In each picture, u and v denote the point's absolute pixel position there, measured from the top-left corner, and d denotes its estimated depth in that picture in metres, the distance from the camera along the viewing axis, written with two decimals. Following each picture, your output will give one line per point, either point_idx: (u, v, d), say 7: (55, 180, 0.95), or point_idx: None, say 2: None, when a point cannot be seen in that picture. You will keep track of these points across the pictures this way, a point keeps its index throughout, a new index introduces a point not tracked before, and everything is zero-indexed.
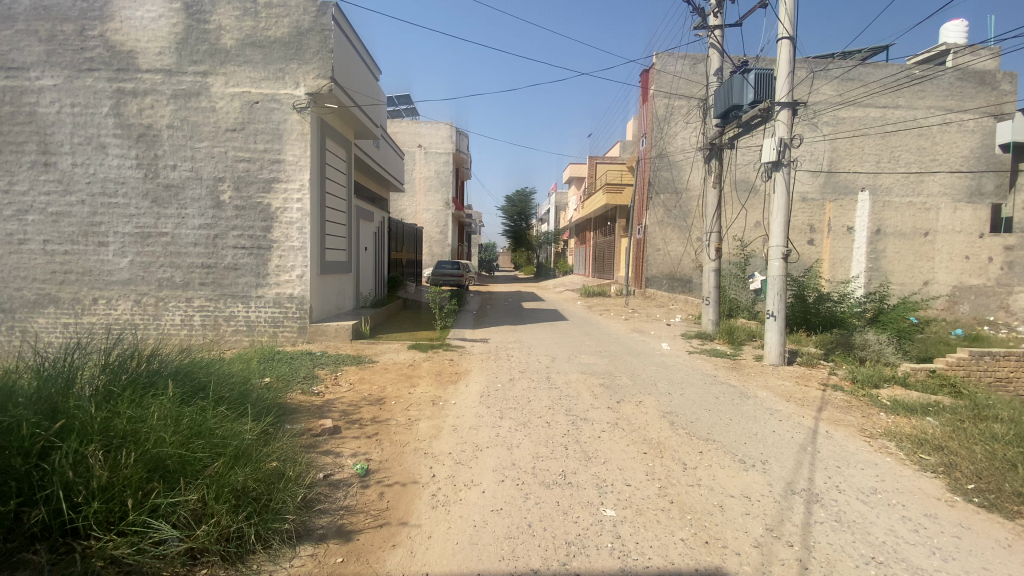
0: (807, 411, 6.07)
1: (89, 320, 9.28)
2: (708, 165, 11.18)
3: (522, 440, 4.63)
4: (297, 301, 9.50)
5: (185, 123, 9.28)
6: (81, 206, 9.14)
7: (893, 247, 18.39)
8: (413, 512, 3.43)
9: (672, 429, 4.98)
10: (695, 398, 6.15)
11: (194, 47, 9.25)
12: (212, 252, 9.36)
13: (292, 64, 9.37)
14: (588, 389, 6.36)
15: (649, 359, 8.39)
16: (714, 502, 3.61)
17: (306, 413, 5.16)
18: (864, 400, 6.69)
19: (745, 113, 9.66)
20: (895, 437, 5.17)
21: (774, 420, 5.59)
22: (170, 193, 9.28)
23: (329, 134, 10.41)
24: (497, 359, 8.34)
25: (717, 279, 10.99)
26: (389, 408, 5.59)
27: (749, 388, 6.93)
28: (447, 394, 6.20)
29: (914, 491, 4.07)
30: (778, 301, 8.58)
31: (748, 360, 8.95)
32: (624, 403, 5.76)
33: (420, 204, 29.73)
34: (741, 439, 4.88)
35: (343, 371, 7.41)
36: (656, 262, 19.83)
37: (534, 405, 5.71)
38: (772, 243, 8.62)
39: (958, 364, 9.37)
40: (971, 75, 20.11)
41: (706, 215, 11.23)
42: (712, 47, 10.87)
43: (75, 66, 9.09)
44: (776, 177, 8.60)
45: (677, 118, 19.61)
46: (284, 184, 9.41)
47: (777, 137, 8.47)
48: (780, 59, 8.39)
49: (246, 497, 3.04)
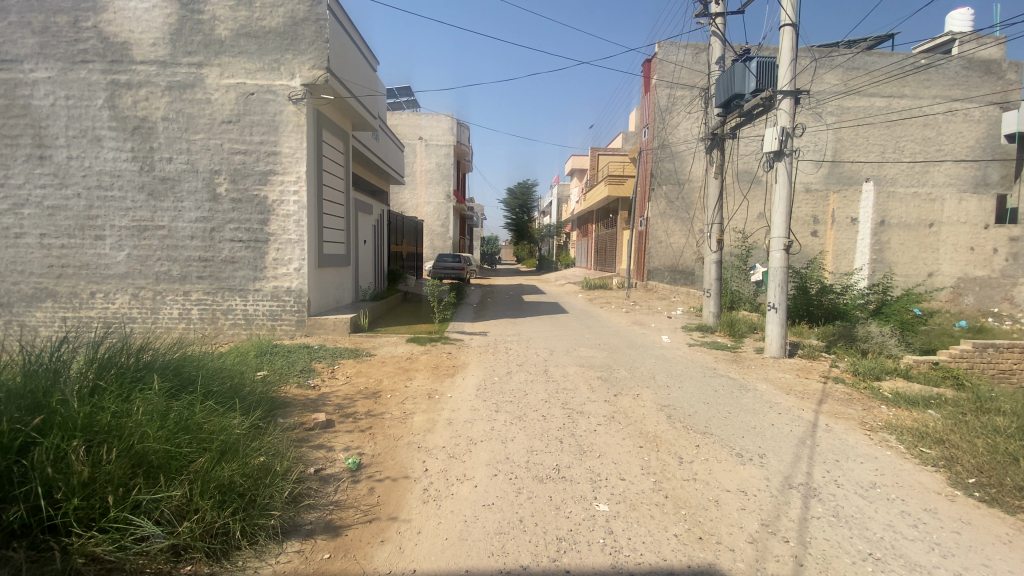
0: (808, 405, 5.99)
1: (87, 314, 9.27)
2: (709, 155, 10.99)
3: (517, 434, 4.58)
4: (295, 295, 9.46)
5: (180, 115, 9.20)
6: (77, 199, 9.09)
7: (897, 238, 19.27)
8: (403, 507, 3.39)
9: (669, 423, 4.91)
10: (694, 391, 6.08)
11: (188, 38, 9.14)
12: (209, 246, 9.32)
13: (287, 55, 9.25)
14: (585, 381, 6.30)
15: (648, 352, 8.31)
16: (710, 497, 3.55)
17: (299, 406, 5.13)
18: (866, 393, 6.61)
19: (747, 102, 9.47)
20: (896, 430, 5.12)
21: (772, 413, 5.53)
22: (167, 185, 9.23)
23: (326, 125, 10.31)
24: (495, 353, 8.27)
25: (718, 271, 10.88)
26: (385, 401, 5.54)
27: (750, 381, 6.86)
28: (444, 387, 6.16)
29: (914, 485, 4.01)
30: (779, 292, 8.48)
31: (748, 352, 8.87)
32: (621, 396, 5.69)
33: (421, 197, 29.65)
34: (739, 432, 4.82)
35: (341, 364, 7.37)
36: (657, 255, 19.73)
37: (531, 398, 5.66)
38: (774, 234, 8.49)
39: (961, 356, 9.31)
40: (977, 63, 19.84)
41: (707, 207, 11.11)
42: (714, 36, 10.69)
43: (70, 58, 9.00)
44: (777, 167, 8.44)
45: (679, 108, 19.40)
46: (281, 176, 9.34)
47: (779, 126, 8.33)
48: (782, 47, 8.24)
49: (234, 492, 3.02)
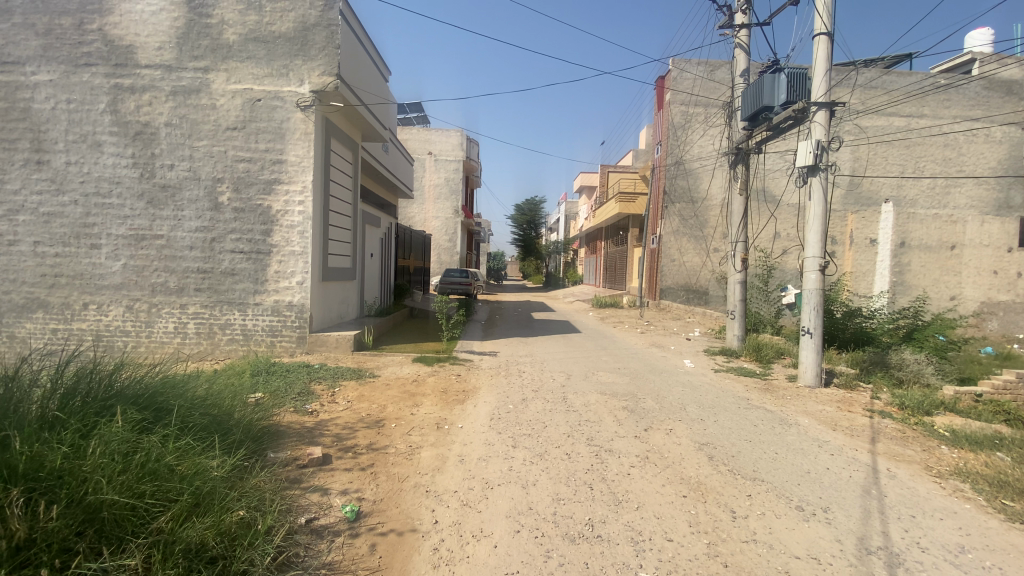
0: (859, 444, 5.36)
1: (79, 326, 8.83)
2: (733, 170, 10.53)
3: (539, 477, 3.99)
4: (296, 310, 8.97)
5: (184, 121, 8.85)
6: (73, 206, 8.71)
7: (918, 261, 18.56)
8: (409, 573, 2.81)
9: (711, 466, 4.30)
10: (733, 427, 5.44)
11: (195, 42, 8.85)
12: (209, 257, 8.88)
13: (297, 60, 8.92)
14: (610, 412, 5.70)
15: (673, 378, 7.71)
16: (777, 566, 2.96)
17: (294, 437, 4.57)
18: (919, 431, 5.96)
19: (776, 115, 8.97)
20: (969, 478, 4.49)
21: (824, 455, 4.90)
22: (167, 193, 8.83)
23: (335, 134, 9.93)
24: (508, 376, 7.67)
25: (743, 291, 10.33)
26: (389, 432, 4.97)
27: (789, 414, 6.21)
28: (454, 416, 5.58)
29: (1010, 549, 3.39)
30: (814, 316, 7.85)
31: (780, 380, 8.23)
32: (652, 431, 5.08)
33: (428, 212, 29.32)
34: (794, 479, 4.21)
35: (342, 387, 6.82)
36: (671, 273, 19.15)
37: (551, 431, 5.07)
38: (807, 255, 7.91)
39: (1007, 389, 8.60)
40: (998, 84, 19.35)
41: (731, 224, 10.57)
42: (738, 48, 10.30)
43: (72, 61, 8.72)
44: (812, 182, 7.91)
45: (694, 125, 19.07)
46: (286, 185, 8.93)
47: (814, 139, 7.81)
48: (817, 56, 7.80)
49: (203, 559, 2.50)
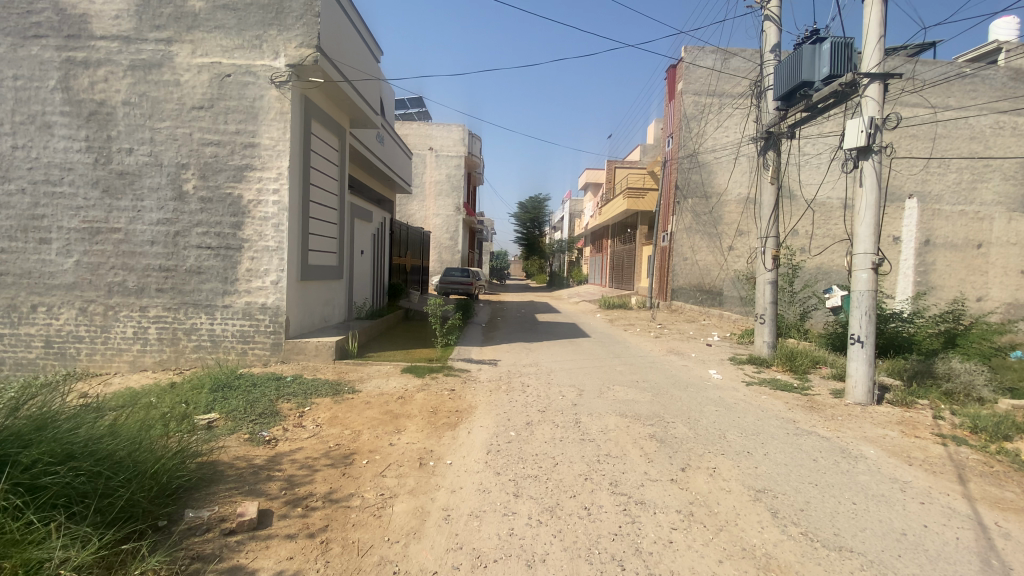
0: (947, 485, 4.25)
1: (27, 331, 7.81)
2: (761, 158, 9.45)
3: (552, 548, 2.94)
4: (270, 313, 7.94)
5: (144, 99, 7.84)
6: (20, 195, 7.71)
7: (943, 259, 17.33)
8: None
9: (780, 529, 3.24)
10: (788, 463, 4.37)
11: (157, 11, 7.84)
12: (172, 253, 7.86)
13: (272, 30, 7.89)
14: (635, 443, 4.64)
15: (702, 395, 6.63)
16: None
17: (231, 480, 3.55)
18: (1008, 462, 4.82)
19: (817, 92, 7.85)
20: None
21: (913, 503, 3.83)
22: (125, 181, 7.81)
23: (317, 115, 8.89)
24: (510, 392, 6.58)
25: (773, 292, 9.22)
26: (358, 472, 3.92)
27: (848, 442, 5.13)
28: (441, 447, 4.51)
29: None
30: (866, 321, 6.74)
31: (823, 396, 7.10)
32: (692, 472, 4.02)
33: (429, 209, 28.27)
34: (888, 547, 3.14)
35: (314, 406, 5.76)
36: (683, 272, 18.06)
37: (564, 471, 4.00)
38: (858, 250, 6.80)
39: None
40: None
41: (760, 218, 9.47)
42: (769, 20, 9.19)
43: (20, 32, 7.71)
44: (862, 166, 6.83)
45: (709, 115, 17.90)
46: (259, 172, 7.90)
47: (866, 117, 6.68)
48: (869, 19, 6.67)
49: None
